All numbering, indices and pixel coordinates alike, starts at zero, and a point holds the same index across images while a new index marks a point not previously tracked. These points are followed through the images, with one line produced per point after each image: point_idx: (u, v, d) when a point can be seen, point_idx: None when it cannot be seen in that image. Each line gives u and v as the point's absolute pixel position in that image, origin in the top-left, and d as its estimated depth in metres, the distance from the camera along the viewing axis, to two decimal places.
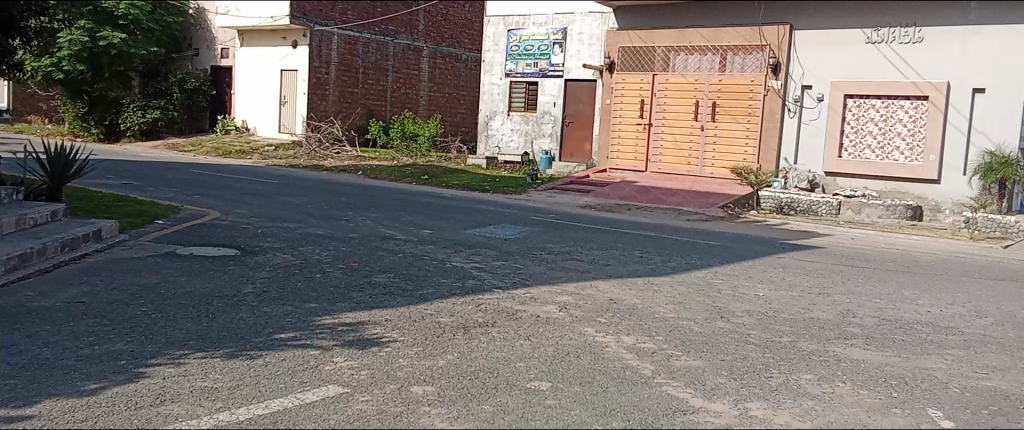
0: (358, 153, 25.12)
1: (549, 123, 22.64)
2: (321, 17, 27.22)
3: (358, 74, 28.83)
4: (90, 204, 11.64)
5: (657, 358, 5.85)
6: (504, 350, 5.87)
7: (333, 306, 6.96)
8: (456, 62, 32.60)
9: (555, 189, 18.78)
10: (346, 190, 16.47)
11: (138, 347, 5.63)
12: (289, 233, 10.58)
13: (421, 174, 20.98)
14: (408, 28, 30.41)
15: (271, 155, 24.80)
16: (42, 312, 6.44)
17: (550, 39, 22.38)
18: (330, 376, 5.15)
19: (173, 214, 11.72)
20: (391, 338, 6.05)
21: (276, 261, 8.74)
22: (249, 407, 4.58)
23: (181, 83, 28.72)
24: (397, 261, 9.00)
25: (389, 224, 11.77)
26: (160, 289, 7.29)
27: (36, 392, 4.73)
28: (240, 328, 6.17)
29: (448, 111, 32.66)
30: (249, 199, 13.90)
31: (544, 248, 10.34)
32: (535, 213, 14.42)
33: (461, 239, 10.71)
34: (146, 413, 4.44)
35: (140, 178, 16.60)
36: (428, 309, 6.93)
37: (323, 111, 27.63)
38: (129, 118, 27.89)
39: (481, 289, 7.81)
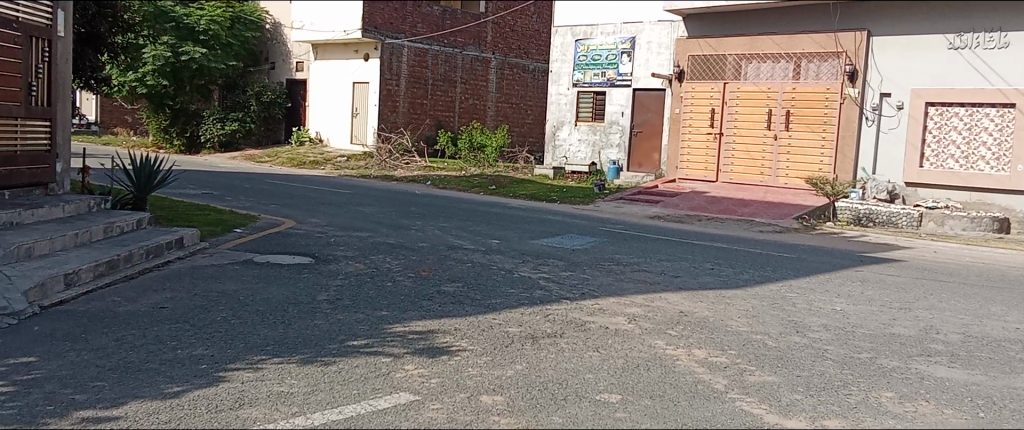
0: (427, 163, 25.42)
1: (617, 133, 22.49)
2: (392, 31, 27.77)
3: (427, 86, 29.19)
4: (173, 212, 12.09)
5: (730, 372, 5.73)
6: (574, 361, 5.85)
7: (403, 314, 7.05)
8: (524, 72, 32.66)
9: (623, 199, 18.64)
10: (415, 200, 16.68)
11: (217, 351, 5.81)
12: (360, 242, 10.78)
13: (489, 185, 21.10)
14: (476, 40, 30.65)
15: (343, 166, 25.37)
16: (128, 317, 6.70)
17: (618, 48, 22.24)
18: (401, 383, 5.22)
19: (251, 223, 12.08)
20: (460, 347, 6.09)
21: (348, 270, 8.91)
22: (324, 413, 4.66)
23: (258, 96, 29.57)
24: (466, 270, 9.07)
25: (458, 233, 11.87)
26: (239, 296, 7.51)
27: (122, 394, 4.91)
28: (314, 334, 6.31)
29: (516, 122, 32.73)
30: (322, 209, 14.23)
31: (613, 259, 10.26)
32: (603, 223, 14.33)
33: (529, 249, 10.72)
34: (226, 417, 4.57)
35: (219, 187, 17.18)
36: (497, 319, 6.95)
37: (394, 122, 28.12)
38: (209, 130, 28.98)
39: (549, 299, 7.78)
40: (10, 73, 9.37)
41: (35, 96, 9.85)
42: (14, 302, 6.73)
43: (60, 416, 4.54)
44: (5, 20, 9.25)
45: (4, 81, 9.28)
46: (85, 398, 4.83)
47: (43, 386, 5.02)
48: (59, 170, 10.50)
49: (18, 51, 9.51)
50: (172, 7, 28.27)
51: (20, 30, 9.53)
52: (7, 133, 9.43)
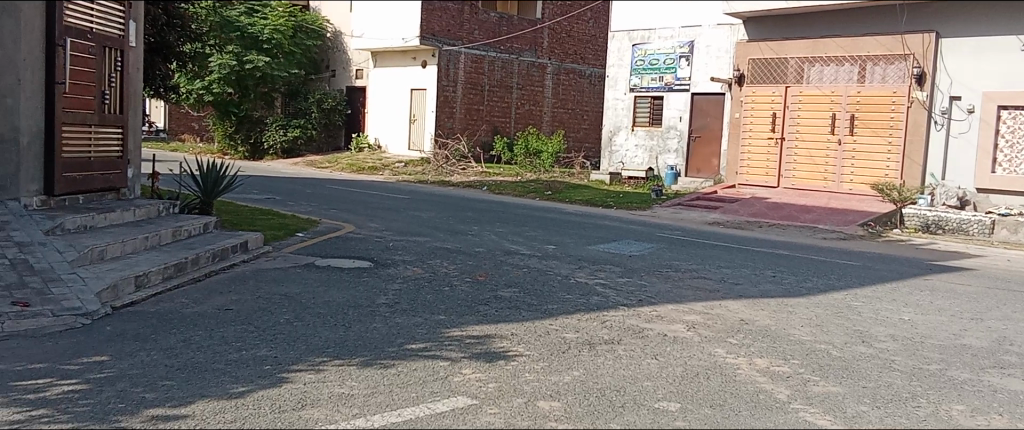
0: (483, 169, 25.56)
1: (674, 138, 22.25)
2: (449, 37, 28.00)
3: (484, 92, 29.33)
4: (238, 217, 12.41)
5: (793, 382, 5.60)
6: (632, 368, 5.80)
7: (460, 319, 7.10)
8: (580, 78, 32.54)
9: (681, 205, 18.42)
10: (472, 205, 16.80)
11: (281, 353, 5.94)
12: (418, 246, 10.89)
13: (544, 190, 21.10)
14: (533, 46, 30.65)
15: (401, 172, 25.69)
16: (195, 318, 6.91)
17: (677, 52, 21.98)
18: (459, 387, 5.24)
19: (313, 227, 12.33)
20: (517, 352, 6.10)
21: (406, 274, 9.01)
22: (383, 415, 4.72)
23: (319, 103, 30.28)
24: (522, 276, 9.08)
25: (514, 239, 11.90)
26: (301, 299, 7.66)
27: (190, 392, 5.06)
28: (373, 337, 6.40)
29: (572, 127, 32.63)
30: (380, 214, 14.42)
31: (671, 265, 10.15)
32: (661, 229, 14.19)
33: (586, 255, 10.69)
34: (289, 417, 4.66)
35: (281, 193, 17.58)
36: (553, 325, 6.94)
37: (450, 128, 28.35)
38: (272, 137, 29.68)
39: (607, 306, 7.74)
40: (85, 82, 9.73)
41: (108, 104, 10.21)
42: (88, 303, 6.98)
43: (132, 413, 4.69)
44: (80, 31, 9.60)
45: (79, 91, 9.64)
46: (155, 396, 4.98)
47: (115, 384, 5.19)
48: (130, 176, 10.86)
49: (93, 61, 9.87)
50: (238, 17, 28.98)
51: (95, 41, 9.88)
52: (82, 140, 9.81)
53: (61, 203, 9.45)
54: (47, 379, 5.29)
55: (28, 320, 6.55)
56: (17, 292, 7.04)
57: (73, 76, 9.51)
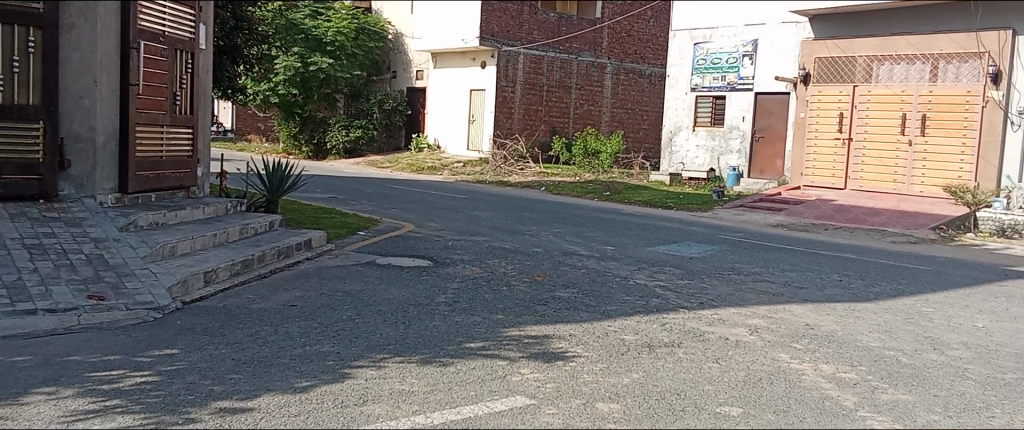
0: (542, 169, 25.55)
1: (737, 139, 21.89)
2: (509, 38, 28.08)
3: (543, 92, 29.29)
4: (302, 215, 12.66)
5: (860, 389, 5.45)
6: (692, 372, 5.72)
7: (518, 318, 7.11)
8: (640, 77, 32.24)
9: (744, 207, 18.10)
10: (530, 205, 16.83)
11: (343, 349, 6.04)
12: (476, 246, 10.95)
13: (603, 190, 21.01)
14: (592, 46, 30.48)
15: (460, 172, 25.89)
16: (261, 313, 7.08)
17: (740, 51, 21.61)
18: (517, 387, 5.25)
19: (374, 226, 12.52)
20: (575, 353, 6.08)
21: (464, 273, 9.07)
22: (442, 412, 4.76)
23: (381, 104, 30.76)
24: (580, 276, 9.04)
25: (573, 239, 11.86)
26: (363, 296, 7.78)
27: (256, 386, 5.18)
28: (432, 335, 6.46)
29: (631, 128, 32.35)
30: (439, 213, 14.55)
31: (733, 267, 9.99)
32: (722, 231, 13.96)
33: (645, 256, 10.59)
34: (351, 412, 4.74)
35: (344, 192, 17.88)
36: (612, 326, 6.90)
37: (509, 128, 28.44)
38: (334, 137, 30.26)
39: (667, 308, 7.65)
40: (157, 84, 10.06)
41: (178, 105, 10.53)
42: (159, 297, 7.21)
43: (201, 405, 4.82)
44: (153, 34, 9.93)
45: (151, 92, 9.97)
46: (223, 389, 5.11)
47: (185, 377, 5.35)
48: (199, 174, 11.19)
49: (164, 64, 10.20)
50: (302, 19, 29.64)
51: (166, 44, 10.22)
52: (154, 141, 10.13)
53: (134, 200, 9.77)
54: (120, 371, 5.47)
55: (104, 312, 6.78)
56: (93, 286, 7.30)
57: (146, 78, 9.84)
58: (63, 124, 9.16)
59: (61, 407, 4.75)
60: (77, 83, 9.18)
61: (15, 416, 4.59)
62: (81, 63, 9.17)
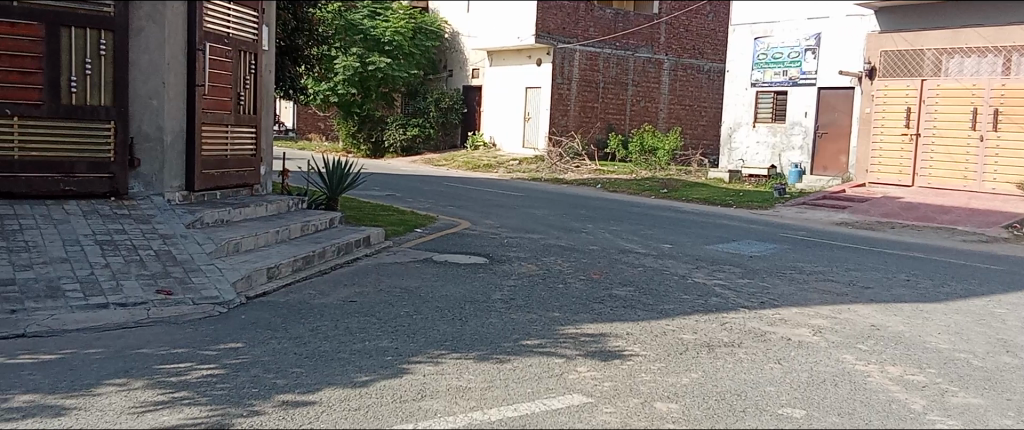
0: (598, 166, 25.43)
1: (799, 135, 21.45)
2: (565, 35, 27.98)
3: (599, 89, 29.11)
4: (360, 212, 12.84)
5: (929, 392, 5.28)
6: (753, 372, 5.61)
7: (575, 316, 7.08)
8: (698, 73, 31.79)
9: (806, 204, 17.72)
10: (585, 203, 16.77)
11: (402, 344, 6.11)
12: (533, 243, 10.96)
13: (660, 188, 20.79)
14: (649, 42, 30.17)
15: (516, 169, 25.92)
16: (322, 308, 7.21)
17: (802, 45, 21.13)
18: (574, 385, 5.23)
19: (431, 223, 12.63)
20: (632, 352, 6.02)
21: (521, 270, 9.09)
22: (500, 409, 4.77)
23: (437, 103, 31.07)
24: (637, 274, 8.97)
25: (630, 237, 11.77)
26: (420, 293, 7.85)
27: (317, 380, 5.27)
28: (489, 332, 6.48)
29: (689, 124, 31.95)
30: (496, 211, 14.60)
31: (795, 266, 9.79)
32: (783, 229, 13.68)
33: (704, 255, 10.45)
34: (409, 407, 4.79)
35: (401, 190, 18.09)
36: (670, 325, 6.82)
37: (565, 126, 28.35)
38: (392, 136, 30.75)
39: (726, 307, 7.52)
40: (222, 85, 10.33)
41: (243, 105, 10.79)
42: (224, 292, 7.41)
43: (264, 398, 4.93)
44: (219, 36, 10.20)
45: (217, 93, 10.24)
46: (286, 382, 5.22)
47: (249, 370, 5.48)
48: (263, 173, 11.45)
49: (229, 65, 10.46)
50: (361, 20, 30.07)
51: (231, 45, 10.48)
52: (219, 140, 10.41)
53: (200, 198, 10.05)
54: (187, 364, 5.63)
55: (171, 307, 6.98)
56: (162, 281, 7.53)
57: (211, 79, 10.11)
58: (133, 124, 9.46)
59: (131, 398, 4.91)
60: (146, 84, 9.46)
61: (88, 406, 4.76)
62: (149, 66, 9.44)
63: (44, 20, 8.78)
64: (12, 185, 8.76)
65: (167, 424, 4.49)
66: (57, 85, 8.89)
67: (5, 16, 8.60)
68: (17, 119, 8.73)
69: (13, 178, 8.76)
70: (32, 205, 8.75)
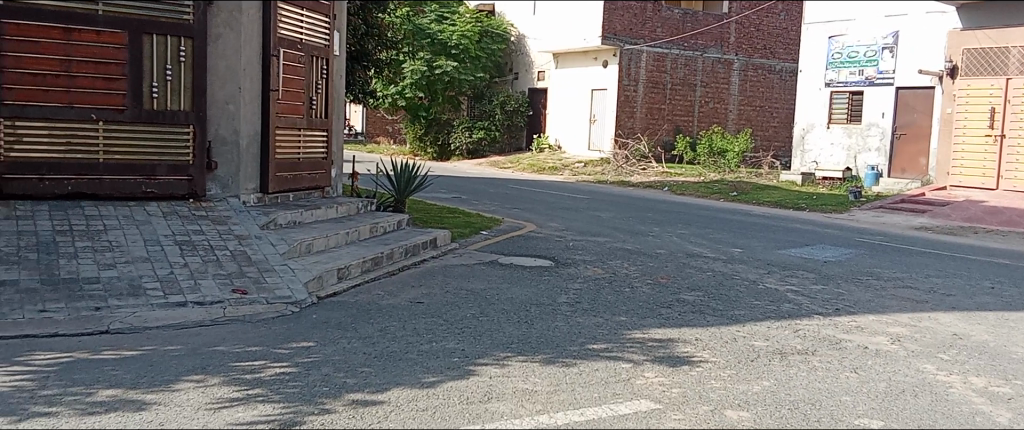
0: (664, 169, 25.14)
1: (876, 136, 20.79)
2: (632, 36, 27.75)
3: (667, 90, 28.75)
4: (427, 215, 12.96)
5: (1016, 405, 5.04)
6: (828, 381, 5.44)
7: (642, 320, 7.00)
8: (770, 73, 31.09)
9: (883, 208, 17.16)
10: (652, 206, 16.58)
11: (468, 346, 6.13)
12: (598, 246, 10.89)
13: (730, 191, 20.40)
14: (719, 42, 29.66)
15: (581, 172, 25.83)
16: (390, 309, 7.31)
17: (879, 44, 20.50)
18: (642, 390, 5.17)
19: (496, 225, 12.69)
20: (702, 358, 5.91)
21: (586, 273, 9.05)
22: (566, 413, 4.74)
23: (503, 105, 31.24)
24: (706, 279, 8.82)
25: (698, 241, 11.57)
26: (486, 295, 7.88)
27: (386, 380, 5.34)
28: (555, 335, 6.46)
29: (760, 125, 31.26)
30: (562, 214, 14.55)
31: (871, 272, 9.47)
32: (859, 233, 13.25)
33: (776, 259, 10.20)
34: (476, 408, 4.81)
35: (467, 192, 18.20)
36: (740, 332, 6.68)
37: (631, 128, 28.10)
38: (458, 138, 31.18)
39: (798, 314, 7.33)
40: (295, 89, 10.58)
41: (314, 109, 11.05)
42: (297, 292, 7.59)
43: (335, 397, 5.01)
44: (292, 42, 10.46)
45: (290, 97, 10.50)
46: (355, 382, 5.29)
47: (320, 369, 5.58)
48: (333, 175, 11.67)
49: (302, 70, 10.72)
50: (428, 24, 30.35)
51: (304, 51, 10.74)
52: (292, 142, 10.66)
53: (274, 200, 10.32)
54: (261, 362, 5.78)
55: (246, 306, 7.18)
56: (238, 280, 7.75)
57: (285, 84, 10.38)
58: (211, 127, 9.75)
59: (208, 394, 5.05)
60: (223, 89, 9.74)
61: (168, 401, 4.92)
62: (226, 71, 9.72)
63: (128, 28, 9.13)
64: (97, 187, 9.14)
65: (241, 420, 4.61)
66: (140, 91, 9.24)
67: (91, 25, 8.96)
68: (102, 123, 9.09)
69: (98, 181, 9.13)
70: (115, 206, 9.11)
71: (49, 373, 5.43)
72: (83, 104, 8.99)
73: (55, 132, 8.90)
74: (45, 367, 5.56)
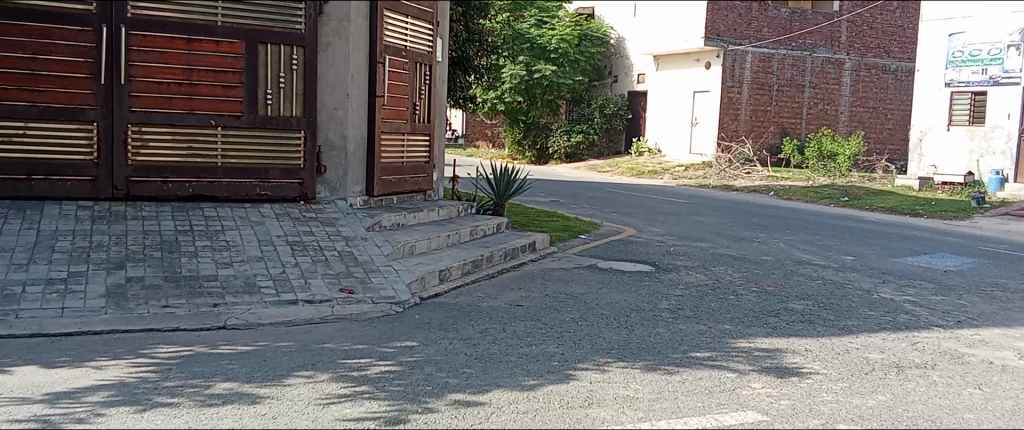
0: (770, 173, 24.43)
1: (1000, 139, 19.51)
2: (736, 37, 27.07)
3: (773, 92, 27.92)
4: (527, 218, 13.02)
5: None
6: (950, 397, 5.15)
7: (748, 329, 6.80)
8: (884, 73, 29.68)
9: (1009, 215, 16.10)
10: (757, 211, 16.10)
11: (568, 350, 6.12)
12: (701, 252, 10.66)
13: (840, 196, 19.61)
14: (829, 41, 28.53)
15: (682, 176, 25.43)
16: (491, 312, 7.38)
17: (1005, 41, 19.34)
18: (748, 401, 5.02)
19: (595, 230, 12.63)
20: (812, 369, 5.69)
21: (689, 280, 8.87)
22: (669, 421, 4.66)
23: (602, 109, 31.16)
24: (816, 287, 8.50)
25: (806, 248, 11.16)
26: (585, 299, 7.85)
27: (487, 382, 5.38)
28: (657, 342, 6.36)
29: (873, 128, 29.89)
30: (662, 218, 14.34)
31: (998, 283, 8.90)
32: (982, 242, 12.46)
33: (892, 268, 9.72)
34: (577, 413, 4.78)
35: (567, 196, 18.20)
36: (853, 343, 6.39)
37: (734, 131, 27.42)
38: (557, 142, 31.38)
39: (916, 326, 6.96)
40: (399, 95, 10.87)
41: (417, 114, 11.31)
42: (401, 293, 7.77)
43: (438, 397, 5.09)
44: (397, 49, 10.75)
45: (394, 103, 10.80)
46: (457, 382, 5.37)
47: (423, 368, 5.68)
48: (435, 178, 11.89)
49: (406, 76, 10.99)
50: (528, 29, 30.39)
51: (408, 58, 11.00)
52: (396, 147, 10.95)
53: (379, 203, 10.62)
54: (367, 360, 5.94)
55: (353, 305, 7.40)
56: (345, 279, 8.00)
57: (390, 90, 10.68)
58: (321, 133, 10.12)
59: (318, 390, 5.22)
60: (332, 96, 10.09)
61: (280, 395, 5.12)
62: (335, 78, 10.08)
63: (245, 38, 9.58)
64: (215, 190, 9.62)
65: (349, 416, 4.74)
66: (256, 98, 9.68)
67: (211, 35, 9.43)
68: (221, 128, 9.56)
69: (216, 183, 9.61)
70: (232, 207, 9.56)
71: (171, 366, 5.74)
72: (203, 111, 9.48)
73: (177, 137, 9.41)
74: (168, 359, 5.89)
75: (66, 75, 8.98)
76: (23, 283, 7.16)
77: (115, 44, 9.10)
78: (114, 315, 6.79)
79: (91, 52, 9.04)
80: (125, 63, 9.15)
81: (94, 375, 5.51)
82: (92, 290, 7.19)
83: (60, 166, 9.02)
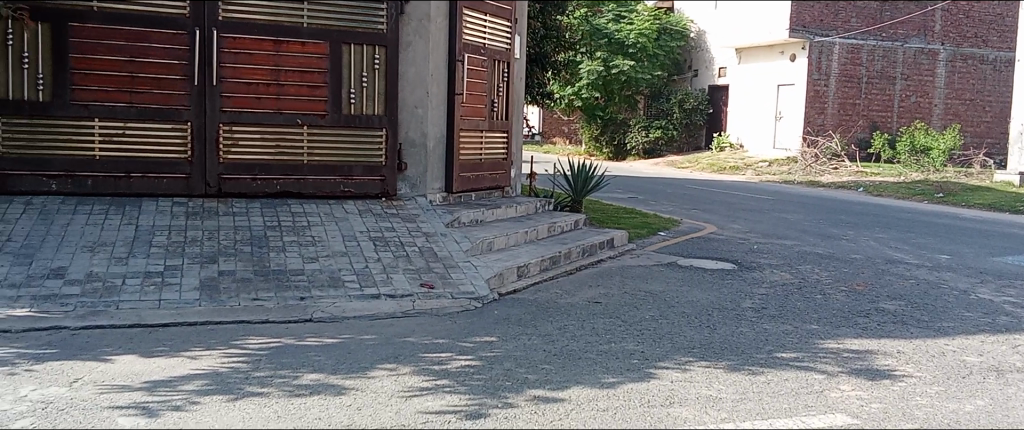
0: (859, 168, 23.57)
1: None
2: (822, 28, 26.28)
3: (861, 84, 26.94)
4: (605, 215, 12.92)
5: None
6: None
7: (836, 330, 6.59)
8: (982, 63, 28.04)
9: None
10: (845, 208, 15.54)
11: (648, 348, 6.06)
12: (786, 250, 10.37)
13: (934, 192, 18.76)
14: (922, 31, 27.25)
15: (765, 171, 24.83)
16: (570, 308, 7.37)
17: None
18: (836, 403, 4.87)
19: (675, 226, 12.46)
20: (905, 372, 5.48)
21: (773, 278, 8.65)
22: (755, 422, 4.56)
23: (680, 104, 30.69)
24: (909, 287, 8.18)
25: (898, 246, 10.73)
26: (665, 297, 7.75)
27: (567, 378, 5.37)
28: (739, 341, 6.23)
29: (970, 121, 28.41)
30: (745, 215, 14.02)
31: None
32: None
33: (991, 267, 9.26)
34: (658, 412, 4.73)
35: (646, 192, 18.00)
36: (949, 345, 6.12)
37: (821, 125, 26.61)
38: (634, 138, 31.10)
39: (1018, 328, 6.60)
40: (478, 92, 10.97)
41: (495, 111, 11.38)
42: (480, 289, 7.85)
43: (518, 392, 5.11)
44: (476, 47, 10.83)
45: (473, 100, 10.90)
46: (536, 378, 5.38)
47: (502, 364, 5.72)
48: (513, 175, 11.94)
49: (484, 73, 11.07)
50: (606, 24, 30.42)
51: (487, 56, 11.08)
52: (475, 143, 11.05)
53: (458, 199, 10.75)
54: (448, 354, 6.01)
55: (434, 300, 7.52)
56: (425, 275, 8.12)
57: (468, 87, 10.78)
58: (402, 130, 10.31)
59: (400, 383, 5.32)
60: (413, 94, 10.27)
61: (364, 387, 5.24)
62: (416, 77, 10.25)
63: (329, 39, 9.83)
64: (302, 186, 9.90)
65: (431, 409, 4.81)
66: (340, 97, 9.92)
67: (298, 36, 9.71)
68: (307, 127, 9.83)
69: (302, 181, 9.89)
70: (317, 203, 9.82)
71: (261, 356, 5.95)
72: (291, 110, 9.77)
73: (266, 136, 9.72)
74: (258, 350, 6.10)
75: (162, 77, 9.40)
76: (124, 275, 7.53)
77: (209, 47, 9.47)
78: (207, 307, 7.07)
79: (185, 55, 9.44)
80: (217, 65, 9.51)
81: (189, 364, 5.75)
82: (187, 282, 7.51)
83: (157, 165, 9.44)
